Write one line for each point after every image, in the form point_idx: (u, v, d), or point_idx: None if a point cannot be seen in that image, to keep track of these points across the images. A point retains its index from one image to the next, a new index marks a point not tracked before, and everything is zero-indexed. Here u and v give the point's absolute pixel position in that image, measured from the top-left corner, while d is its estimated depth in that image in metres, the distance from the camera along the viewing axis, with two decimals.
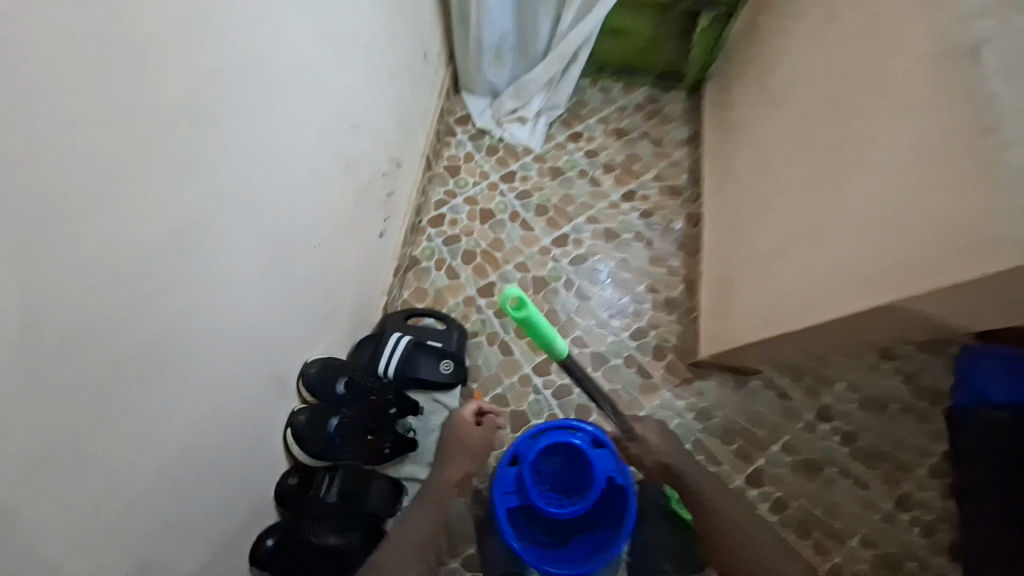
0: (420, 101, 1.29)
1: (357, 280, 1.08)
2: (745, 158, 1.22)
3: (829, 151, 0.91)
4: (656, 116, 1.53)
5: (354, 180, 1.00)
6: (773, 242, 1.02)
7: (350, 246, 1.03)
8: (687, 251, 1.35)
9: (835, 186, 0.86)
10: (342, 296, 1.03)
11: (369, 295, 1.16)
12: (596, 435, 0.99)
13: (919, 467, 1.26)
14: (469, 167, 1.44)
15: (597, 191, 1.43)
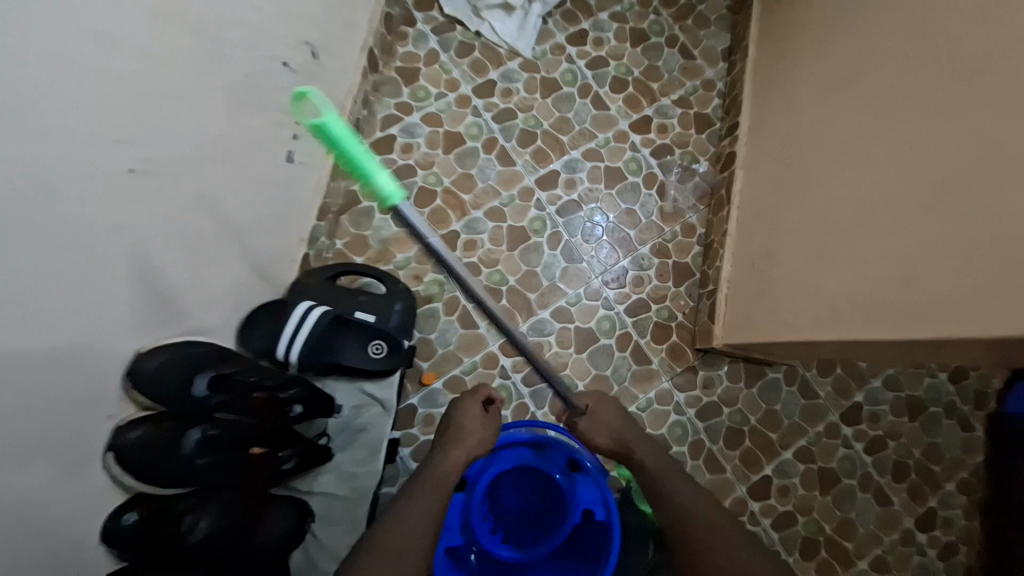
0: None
1: (240, 228, 0.71)
2: (814, 68, 0.84)
3: (969, 64, 0.57)
4: (688, 16, 1.14)
5: (224, 71, 0.61)
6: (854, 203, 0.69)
7: (222, 168, 0.65)
8: (713, 204, 1.03)
9: (987, 120, 0.53)
10: (209, 250, 0.66)
11: (268, 249, 0.80)
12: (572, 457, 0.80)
13: (947, 481, 0.98)
14: (432, 72, 1.07)
15: (601, 116, 1.08)
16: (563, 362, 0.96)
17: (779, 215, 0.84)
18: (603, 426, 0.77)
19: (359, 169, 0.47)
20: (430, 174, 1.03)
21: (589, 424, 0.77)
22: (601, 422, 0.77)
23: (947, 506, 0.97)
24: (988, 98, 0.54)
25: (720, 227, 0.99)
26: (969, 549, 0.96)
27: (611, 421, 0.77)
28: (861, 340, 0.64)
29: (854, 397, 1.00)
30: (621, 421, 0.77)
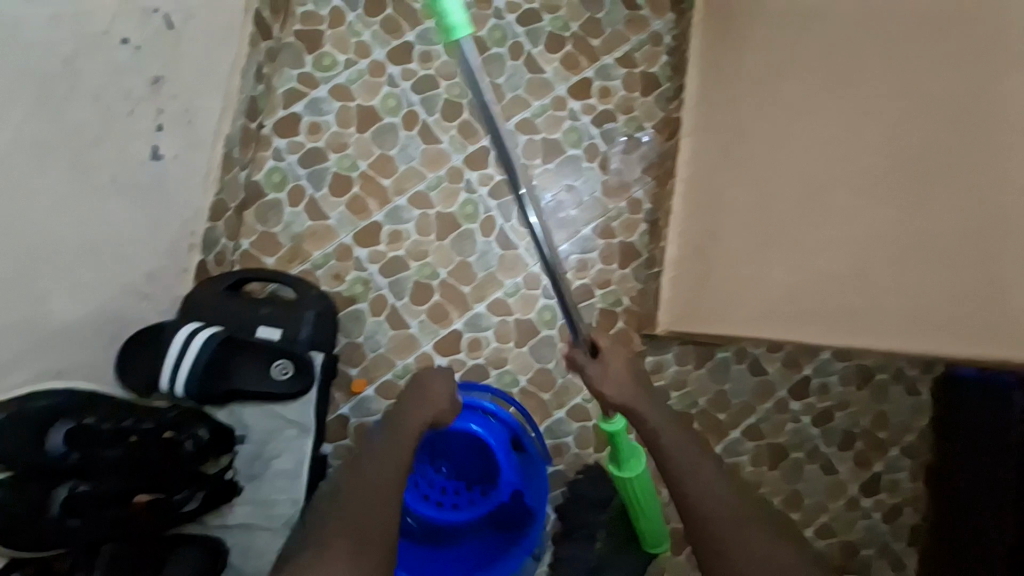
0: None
1: (79, 246, 0.59)
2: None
3: None
4: None
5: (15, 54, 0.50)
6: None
7: (17, 178, 0.52)
8: (660, 176, 0.94)
9: None
10: (41, 276, 0.55)
11: (151, 251, 0.71)
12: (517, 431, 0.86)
13: (894, 446, 0.98)
14: (338, 34, 0.92)
15: (536, 80, 0.96)
16: (503, 357, 0.90)
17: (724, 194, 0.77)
18: (613, 377, 0.71)
19: None
20: (344, 158, 0.91)
21: (599, 374, 0.71)
22: (610, 375, 0.71)
23: (893, 470, 0.98)
24: None
25: (666, 202, 0.91)
26: (914, 510, 0.97)
27: (621, 376, 0.71)
28: None
29: (804, 370, 0.98)
30: (628, 372, 0.72)
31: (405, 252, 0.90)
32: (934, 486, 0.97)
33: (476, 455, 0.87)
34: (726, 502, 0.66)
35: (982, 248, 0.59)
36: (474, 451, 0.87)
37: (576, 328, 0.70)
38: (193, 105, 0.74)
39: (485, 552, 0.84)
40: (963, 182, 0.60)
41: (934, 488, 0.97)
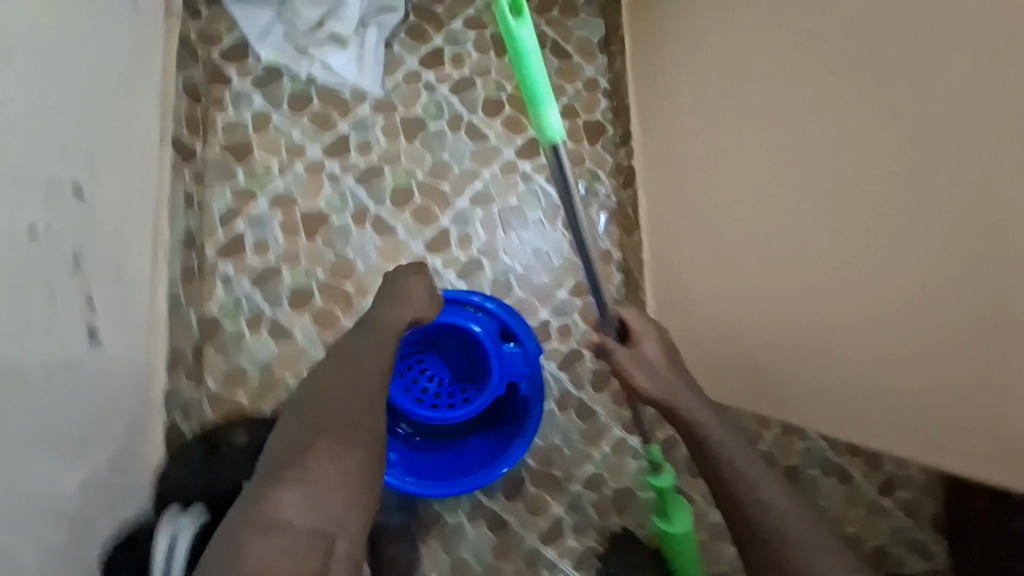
0: (85, 11, 0.61)
1: (34, 470, 0.52)
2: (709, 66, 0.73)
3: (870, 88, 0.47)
4: (554, 6, 0.98)
5: None
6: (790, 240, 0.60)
7: None
8: (624, 225, 0.92)
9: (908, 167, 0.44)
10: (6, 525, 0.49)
11: (107, 437, 0.64)
12: (509, 327, 0.84)
13: None
14: (267, 142, 0.87)
15: (481, 150, 0.93)
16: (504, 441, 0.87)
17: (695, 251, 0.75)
18: (644, 364, 0.74)
19: (532, 96, 0.43)
20: (298, 271, 0.86)
21: (627, 355, 0.74)
22: (639, 356, 0.74)
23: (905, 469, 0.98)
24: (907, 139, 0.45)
25: (636, 252, 0.90)
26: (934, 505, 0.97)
27: (654, 359, 0.74)
28: None
29: None
30: (662, 357, 0.74)
31: None
32: None
33: (468, 355, 0.89)
34: (745, 459, 0.68)
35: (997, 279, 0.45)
36: (466, 347, 0.88)
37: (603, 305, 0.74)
38: (124, 267, 0.68)
39: (472, 456, 0.86)
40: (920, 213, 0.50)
41: None
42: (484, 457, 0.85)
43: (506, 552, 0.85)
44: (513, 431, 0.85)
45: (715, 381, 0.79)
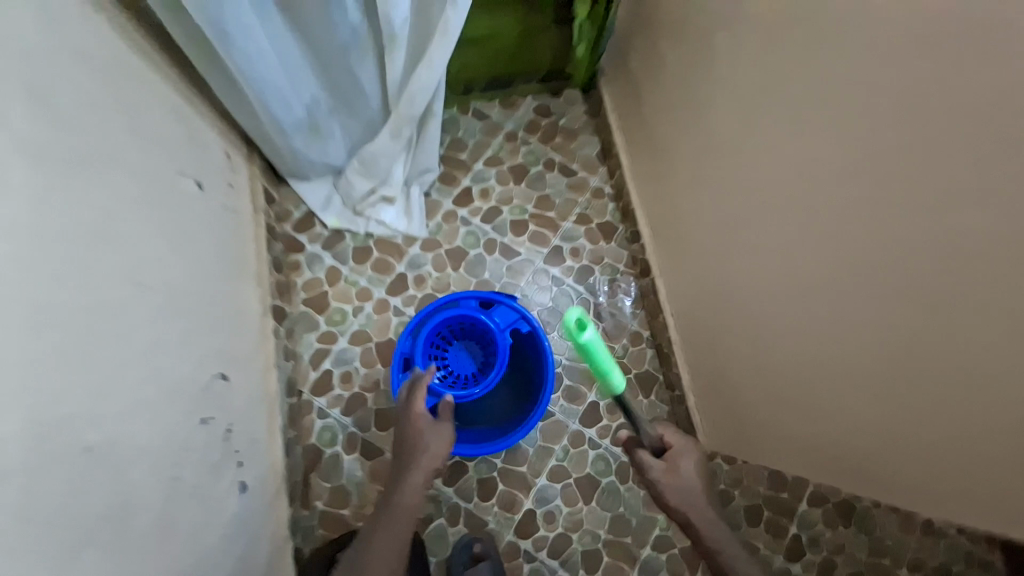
0: (201, 247, 0.79)
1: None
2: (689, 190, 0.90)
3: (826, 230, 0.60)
4: (555, 133, 1.18)
5: (158, 502, 0.59)
6: (778, 334, 0.75)
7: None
8: (648, 308, 1.08)
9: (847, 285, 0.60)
10: None
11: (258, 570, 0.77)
12: (481, 297, 0.84)
13: None
14: (340, 288, 1.05)
15: (515, 263, 1.10)
16: (577, 518, 0.97)
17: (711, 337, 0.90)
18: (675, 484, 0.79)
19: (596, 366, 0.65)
20: (380, 393, 1.01)
21: (665, 473, 0.79)
22: (670, 482, 0.79)
23: None
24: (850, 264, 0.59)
25: (664, 331, 1.04)
26: None
27: (687, 478, 0.79)
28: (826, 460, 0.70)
29: None
30: (697, 480, 0.79)
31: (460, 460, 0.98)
32: None
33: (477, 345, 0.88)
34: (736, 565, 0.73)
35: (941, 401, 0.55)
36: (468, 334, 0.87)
37: (641, 428, 0.81)
38: (253, 422, 0.83)
39: (501, 427, 0.86)
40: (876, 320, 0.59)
41: None
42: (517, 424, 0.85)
43: None
44: (529, 394, 0.87)
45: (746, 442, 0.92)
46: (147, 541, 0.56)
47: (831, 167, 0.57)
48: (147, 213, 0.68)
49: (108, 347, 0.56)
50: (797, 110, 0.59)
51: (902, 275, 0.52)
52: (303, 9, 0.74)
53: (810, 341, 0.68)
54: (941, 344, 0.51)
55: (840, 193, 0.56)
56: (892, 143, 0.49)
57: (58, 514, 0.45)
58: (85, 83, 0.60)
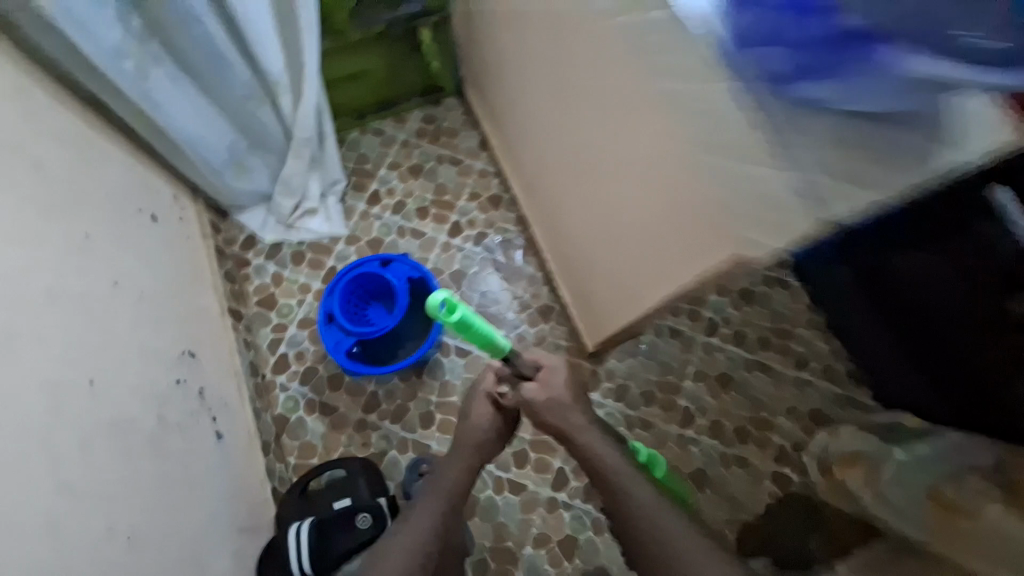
0: (161, 260, 1.03)
1: (212, 508, 0.90)
2: (526, 152, 1.16)
3: (572, 145, 0.86)
4: (438, 134, 1.43)
5: (144, 429, 0.81)
6: (576, 238, 1.05)
7: (176, 491, 0.83)
8: (535, 253, 1.33)
9: (578, 182, 0.91)
10: (204, 536, 0.86)
11: (245, 499, 0.99)
12: (383, 257, 1.05)
13: (797, 327, 1.33)
14: (284, 287, 1.28)
15: (424, 241, 1.35)
16: None
17: (573, 260, 1.13)
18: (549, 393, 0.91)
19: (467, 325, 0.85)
20: (329, 362, 1.23)
21: (537, 392, 0.91)
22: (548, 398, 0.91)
23: (807, 344, 1.31)
24: (573, 167, 0.91)
25: (548, 268, 1.29)
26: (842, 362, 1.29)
27: (555, 393, 0.91)
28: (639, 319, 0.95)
29: (704, 316, 1.32)
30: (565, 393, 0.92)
31: (402, 402, 1.20)
32: (842, 340, 1.29)
33: (388, 297, 1.06)
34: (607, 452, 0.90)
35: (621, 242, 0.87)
36: (377, 290, 1.06)
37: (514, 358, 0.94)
38: (222, 391, 1.05)
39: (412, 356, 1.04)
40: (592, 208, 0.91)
41: (844, 341, 1.29)
42: (420, 350, 1.04)
43: (531, 508, 1.16)
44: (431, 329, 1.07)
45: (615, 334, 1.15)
46: (135, 453, 0.78)
47: (559, 100, 0.84)
48: (110, 235, 0.91)
49: (90, 328, 0.78)
50: (543, 72, 0.85)
51: (580, 158, 0.85)
52: (205, 77, 0.99)
53: (582, 229, 0.99)
54: (604, 196, 0.84)
55: (555, 120, 0.89)
56: (576, 78, 0.75)
57: (68, 425, 0.69)
58: (60, 150, 0.85)
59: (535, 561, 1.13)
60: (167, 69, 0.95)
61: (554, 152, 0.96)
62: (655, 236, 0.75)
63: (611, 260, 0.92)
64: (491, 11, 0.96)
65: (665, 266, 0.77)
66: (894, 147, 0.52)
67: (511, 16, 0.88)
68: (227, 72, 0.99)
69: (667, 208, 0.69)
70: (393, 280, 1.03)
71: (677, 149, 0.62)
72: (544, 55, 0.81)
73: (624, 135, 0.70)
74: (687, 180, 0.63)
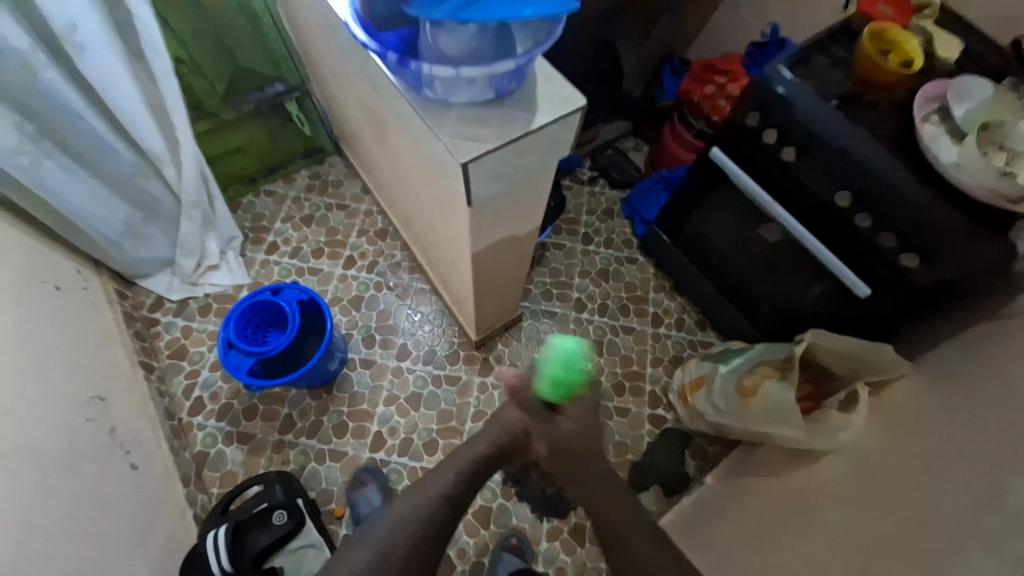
0: (66, 321, 1.15)
1: (124, 529, 0.98)
2: (386, 185, 1.40)
3: (393, 168, 1.09)
4: (324, 186, 1.65)
5: (52, 457, 0.91)
6: (428, 245, 1.27)
7: (86, 511, 0.92)
8: (421, 269, 1.54)
9: (407, 198, 1.14)
10: (118, 551, 0.94)
11: (161, 524, 1.08)
12: (274, 286, 1.23)
13: (649, 291, 1.59)
14: (195, 337, 1.41)
15: (322, 277, 1.52)
16: (412, 422, 1.36)
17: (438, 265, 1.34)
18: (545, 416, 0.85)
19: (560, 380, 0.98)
20: (244, 395, 1.35)
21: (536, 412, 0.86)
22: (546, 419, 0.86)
23: (661, 304, 1.57)
24: (400, 187, 1.15)
25: (432, 279, 1.50)
26: (691, 314, 1.56)
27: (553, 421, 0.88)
28: (488, 296, 1.16)
29: (572, 296, 1.56)
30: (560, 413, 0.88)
31: (315, 417, 1.34)
32: (684, 294, 1.57)
33: (282, 318, 1.24)
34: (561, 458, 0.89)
35: (440, 240, 1.06)
36: (274, 313, 1.24)
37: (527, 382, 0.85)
38: (134, 432, 1.16)
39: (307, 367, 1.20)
40: (419, 214, 1.12)
41: (685, 295, 1.57)
42: (314, 360, 1.21)
43: None
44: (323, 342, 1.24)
45: (487, 321, 1.35)
46: (47, 476, 0.88)
47: (374, 137, 1.08)
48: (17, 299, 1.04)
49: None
50: (362, 121, 1.10)
51: (399, 177, 1.08)
52: (93, 163, 1.17)
53: (426, 234, 1.21)
54: (419, 204, 1.05)
55: (381, 153, 1.14)
56: (370, 118, 0.99)
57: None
58: None
59: (456, 536, 1.32)
60: (59, 160, 1.12)
61: (392, 177, 1.20)
62: (444, 226, 0.94)
63: (445, 254, 1.11)
64: (327, 80, 1.22)
65: (457, 251, 0.96)
66: (500, 120, 0.63)
67: (334, 81, 1.13)
68: (112, 155, 1.17)
69: (436, 202, 0.88)
70: (285, 302, 1.21)
71: (413, 157, 0.82)
72: (355, 105, 1.06)
73: (399, 153, 0.92)
74: (426, 176, 0.82)
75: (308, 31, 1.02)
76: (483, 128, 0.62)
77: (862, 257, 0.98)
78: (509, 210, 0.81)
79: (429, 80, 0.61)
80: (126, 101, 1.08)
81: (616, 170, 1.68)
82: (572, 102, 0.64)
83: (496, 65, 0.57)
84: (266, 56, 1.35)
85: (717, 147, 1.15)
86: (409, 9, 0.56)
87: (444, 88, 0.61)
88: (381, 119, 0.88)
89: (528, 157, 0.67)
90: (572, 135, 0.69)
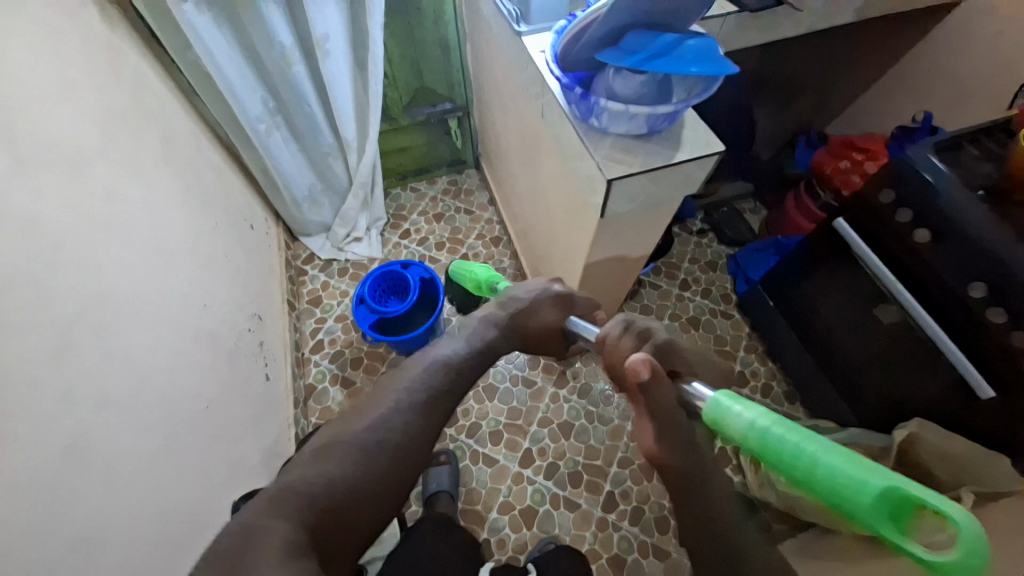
0: (251, 253, 1.47)
1: (247, 423, 1.21)
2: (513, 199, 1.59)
3: (530, 182, 1.26)
4: (458, 191, 1.90)
5: (218, 348, 1.17)
6: (540, 256, 1.41)
7: (229, 399, 1.16)
8: (523, 278, 1.70)
9: (535, 211, 1.31)
10: (238, 439, 1.16)
11: (271, 430, 1.31)
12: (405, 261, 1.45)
13: (738, 350, 1.58)
14: (330, 291, 1.69)
15: (438, 266, 1.74)
16: (485, 410, 1.55)
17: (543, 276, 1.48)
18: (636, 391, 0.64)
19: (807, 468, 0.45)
20: (354, 348, 1.58)
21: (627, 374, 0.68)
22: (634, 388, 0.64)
23: (748, 365, 1.56)
24: (531, 201, 1.32)
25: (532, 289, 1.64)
26: (778, 383, 1.52)
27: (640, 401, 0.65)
28: None
29: None
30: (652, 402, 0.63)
31: None
32: (776, 361, 1.54)
33: (404, 288, 1.45)
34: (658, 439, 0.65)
35: (556, 251, 1.20)
36: (399, 282, 1.46)
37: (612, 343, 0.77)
38: (272, 352, 1.42)
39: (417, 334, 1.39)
40: (542, 227, 1.28)
41: (777, 363, 1.54)
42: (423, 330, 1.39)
43: (501, 478, 1.46)
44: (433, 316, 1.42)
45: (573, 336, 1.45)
46: (214, 363, 1.14)
47: (520, 156, 1.27)
48: (227, 228, 1.36)
49: (207, 278, 1.19)
50: (512, 140, 1.30)
51: (534, 192, 1.25)
52: (304, 139, 1.49)
53: (542, 246, 1.36)
54: (545, 218, 1.21)
55: (521, 169, 1.32)
56: (524, 141, 1.17)
57: (186, 326, 1.07)
58: (211, 172, 1.34)
59: (501, 527, 1.39)
60: (285, 135, 1.45)
61: (525, 193, 1.38)
62: (565, 240, 1.08)
63: (555, 265, 1.25)
64: (489, 103, 1.45)
65: (571, 262, 1.09)
66: (646, 153, 0.75)
67: (497, 104, 1.34)
68: (319, 136, 1.49)
69: (565, 215, 1.02)
70: (410, 275, 1.42)
71: (557, 174, 0.97)
72: (511, 124, 1.26)
73: (543, 171, 1.08)
74: (564, 192, 0.97)
75: (489, 62, 1.25)
76: (632, 157, 0.75)
77: (993, 358, 0.93)
78: (630, 232, 0.92)
79: (598, 112, 0.75)
80: (341, 97, 1.38)
81: (727, 227, 1.72)
82: (712, 147, 0.75)
83: (658, 107, 0.70)
84: (444, 79, 1.63)
85: (843, 217, 1.17)
86: (598, 55, 0.71)
87: (608, 121, 0.74)
88: (536, 141, 1.05)
89: (663, 186, 0.79)
90: (704, 175, 0.80)
